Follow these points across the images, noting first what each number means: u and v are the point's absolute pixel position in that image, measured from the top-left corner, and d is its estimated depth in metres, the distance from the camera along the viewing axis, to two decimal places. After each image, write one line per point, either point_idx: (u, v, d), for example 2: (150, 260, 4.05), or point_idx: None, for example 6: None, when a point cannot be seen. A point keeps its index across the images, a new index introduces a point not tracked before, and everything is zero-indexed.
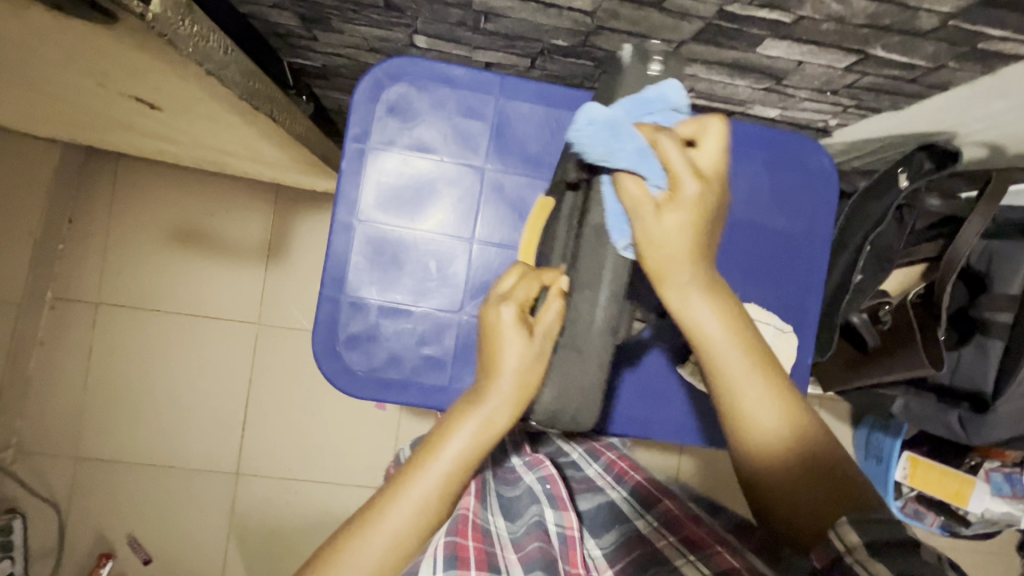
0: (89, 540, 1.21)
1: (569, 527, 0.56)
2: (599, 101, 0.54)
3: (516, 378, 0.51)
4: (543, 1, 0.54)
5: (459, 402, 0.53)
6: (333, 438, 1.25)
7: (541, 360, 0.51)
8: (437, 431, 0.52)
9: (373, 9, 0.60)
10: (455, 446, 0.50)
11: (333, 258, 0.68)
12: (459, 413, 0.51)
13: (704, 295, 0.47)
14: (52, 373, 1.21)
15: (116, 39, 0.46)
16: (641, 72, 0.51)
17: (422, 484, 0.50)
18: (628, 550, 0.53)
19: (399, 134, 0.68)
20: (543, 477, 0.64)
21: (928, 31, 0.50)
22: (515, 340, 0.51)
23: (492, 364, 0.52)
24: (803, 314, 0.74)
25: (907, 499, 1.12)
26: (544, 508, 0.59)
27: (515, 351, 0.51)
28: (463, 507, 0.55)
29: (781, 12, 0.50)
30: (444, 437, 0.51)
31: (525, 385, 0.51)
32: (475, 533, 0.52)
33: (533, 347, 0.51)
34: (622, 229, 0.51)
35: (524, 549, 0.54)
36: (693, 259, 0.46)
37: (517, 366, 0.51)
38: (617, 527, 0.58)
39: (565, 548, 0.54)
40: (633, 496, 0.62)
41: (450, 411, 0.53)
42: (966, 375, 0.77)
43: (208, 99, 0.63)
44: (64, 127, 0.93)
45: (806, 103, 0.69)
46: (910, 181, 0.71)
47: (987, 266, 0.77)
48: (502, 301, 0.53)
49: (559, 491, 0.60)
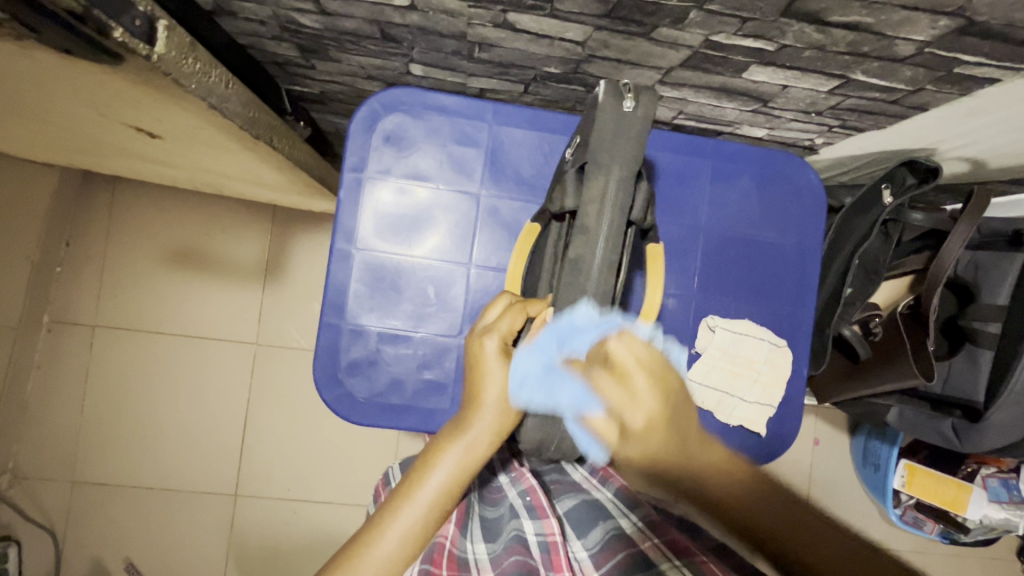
0: (87, 566, 1.20)
1: (550, 534, 0.57)
2: (580, 146, 0.54)
3: (497, 405, 0.52)
4: (535, 32, 0.55)
5: (444, 428, 0.55)
6: (331, 457, 1.25)
7: (523, 392, 0.52)
8: (422, 460, 0.54)
9: (370, 40, 0.61)
10: (440, 472, 0.52)
11: (333, 285, 0.69)
12: (443, 443, 0.53)
13: (698, 454, 0.51)
14: (50, 396, 1.20)
15: (120, 77, 0.47)
16: (616, 107, 0.49)
17: (408, 514, 0.51)
18: (614, 549, 0.54)
19: (395, 161, 0.69)
20: (524, 489, 0.65)
21: (906, 56, 0.51)
22: (499, 370, 0.52)
23: (474, 394, 0.54)
24: (797, 327, 0.75)
25: (906, 507, 1.14)
26: (523, 520, 0.60)
27: (496, 381, 0.52)
28: (441, 536, 0.60)
29: (764, 41, 0.51)
30: (430, 464, 0.52)
31: (508, 408, 0.52)
32: (449, 563, 0.57)
33: (514, 373, 0.52)
34: (595, 448, 0.53)
35: (503, 565, 0.55)
36: (669, 428, 0.49)
37: (499, 396, 0.52)
38: (602, 523, 0.59)
39: (547, 556, 0.55)
40: (617, 498, 0.64)
41: (437, 438, 0.54)
42: (957, 384, 0.80)
43: (208, 128, 0.64)
44: (64, 153, 0.94)
45: (793, 123, 0.71)
46: (894, 197, 0.71)
47: (974, 276, 0.79)
48: (486, 333, 0.54)
49: (540, 501, 0.61)
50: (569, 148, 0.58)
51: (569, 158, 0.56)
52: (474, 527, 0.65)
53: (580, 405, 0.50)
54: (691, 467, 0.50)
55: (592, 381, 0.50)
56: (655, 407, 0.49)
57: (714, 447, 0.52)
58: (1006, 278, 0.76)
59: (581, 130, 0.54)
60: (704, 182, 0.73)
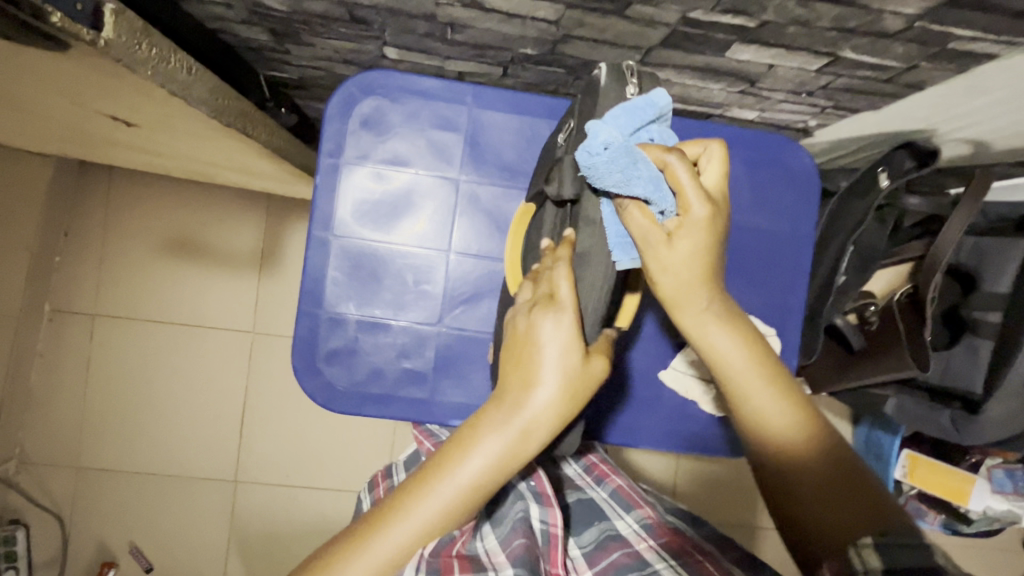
0: (93, 548, 1.22)
1: (554, 524, 0.53)
2: (574, 135, 0.52)
3: (561, 388, 0.43)
4: (506, 11, 0.53)
5: (484, 406, 0.45)
6: (327, 443, 1.25)
7: (589, 381, 0.44)
8: (455, 440, 0.44)
9: (340, 22, 0.60)
10: (477, 460, 0.42)
11: (311, 273, 0.68)
12: (485, 427, 0.43)
13: (720, 322, 0.48)
14: (52, 385, 1.22)
15: (75, 63, 0.46)
16: (619, 95, 0.48)
17: (431, 503, 0.42)
18: (611, 549, 0.54)
19: (373, 146, 0.68)
20: (525, 474, 0.61)
21: (896, 32, 0.48)
22: (571, 353, 0.43)
23: (526, 373, 0.44)
24: (787, 316, 0.73)
25: (908, 496, 1.12)
26: (530, 503, 0.56)
27: (556, 356, 0.43)
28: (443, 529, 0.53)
29: (744, 17, 0.49)
30: (467, 449, 0.43)
31: (576, 394, 0.43)
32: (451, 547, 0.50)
33: (587, 363, 0.44)
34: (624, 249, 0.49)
35: (507, 547, 0.51)
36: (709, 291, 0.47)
37: (561, 385, 0.43)
38: (598, 524, 0.59)
39: (548, 547, 0.52)
40: (615, 497, 0.63)
41: (476, 416, 0.44)
42: (956, 374, 0.77)
43: (180, 117, 0.63)
44: (54, 143, 0.93)
45: (784, 105, 0.68)
46: (891, 181, 0.69)
47: (977, 262, 0.76)
48: (558, 306, 0.44)
49: (544, 488, 0.58)
50: (561, 132, 0.57)
51: (563, 146, 0.55)
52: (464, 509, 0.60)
53: (652, 192, 0.45)
54: (713, 338, 0.47)
55: (669, 172, 0.44)
56: (653, 249, 0.46)
57: (737, 323, 0.48)
58: (1010, 266, 0.72)
59: (575, 117, 0.53)
60: None
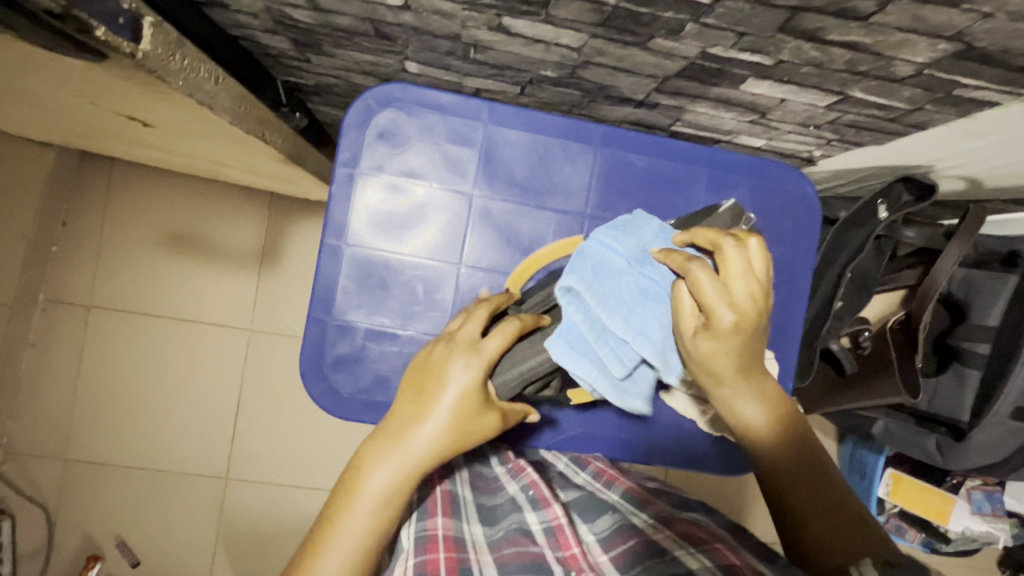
0: (78, 541, 1.21)
1: (555, 518, 0.55)
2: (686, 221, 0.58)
3: (447, 427, 0.48)
4: (531, 37, 0.54)
5: (379, 431, 0.50)
6: (320, 441, 1.26)
7: (476, 428, 0.49)
8: (354, 467, 0.49)
9: (364, 37, 0.61)
10: (377, 480, 0.47)
11: (321, 281, 0.69)
12: (382, 450, 0.48)
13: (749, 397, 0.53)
14: (43, 374, 1.21)
15: (106, 71, 0.47)
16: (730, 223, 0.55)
17: (347, 529, 0.46)
18: (625, 536, 0.54)
19: (388, 158, 0.69)
20: (526, 484, 0.63)
21: (904, 77, 0.50)
22: (458, 388, 0.49)
23: (417, 413, 0.49)
24: (785, 340, 0.74)
25: (890, 514, 1.14)
26: (526, 512, 0.59)
27: (451, 399, 0.48)
28: (432, 526, 0.55)
29: (761, 56, 0.50)
30: (363, 474, 0.48)
31: (462, 430, 0.49)
32: (445, 544, 0.53)
33: (471, 390, 0.49)
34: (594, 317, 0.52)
35: (502, 552, 0.53)
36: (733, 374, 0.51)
37: (449, 413, 0.48)
38: (610, 515, 0.59)
39: (554, 538, 0.54)
40: (625, 498, 0.63)
41: (371, 443, 0.49)
42: (943, 401, 0.80)
43: (198, 120, 0.64)
44: (61, 135, 0.93)
45: (791, 135, 0.70)
46: (888, 213, 0.72)
47: (966, 293, 0.78)
48: (466, 352, 0.50)
49: (541, 492, 0.60)
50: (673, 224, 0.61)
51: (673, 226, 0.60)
52: (468, 509, 0.62)
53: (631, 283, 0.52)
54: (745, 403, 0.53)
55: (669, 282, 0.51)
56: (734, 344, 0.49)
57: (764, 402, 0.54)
58: (997, 300, 0.74)
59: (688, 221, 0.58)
60: (699, 191, 0.71)
